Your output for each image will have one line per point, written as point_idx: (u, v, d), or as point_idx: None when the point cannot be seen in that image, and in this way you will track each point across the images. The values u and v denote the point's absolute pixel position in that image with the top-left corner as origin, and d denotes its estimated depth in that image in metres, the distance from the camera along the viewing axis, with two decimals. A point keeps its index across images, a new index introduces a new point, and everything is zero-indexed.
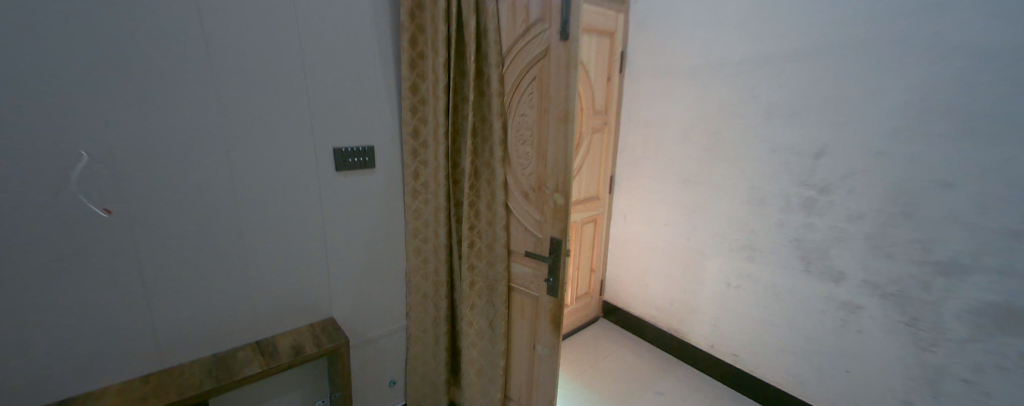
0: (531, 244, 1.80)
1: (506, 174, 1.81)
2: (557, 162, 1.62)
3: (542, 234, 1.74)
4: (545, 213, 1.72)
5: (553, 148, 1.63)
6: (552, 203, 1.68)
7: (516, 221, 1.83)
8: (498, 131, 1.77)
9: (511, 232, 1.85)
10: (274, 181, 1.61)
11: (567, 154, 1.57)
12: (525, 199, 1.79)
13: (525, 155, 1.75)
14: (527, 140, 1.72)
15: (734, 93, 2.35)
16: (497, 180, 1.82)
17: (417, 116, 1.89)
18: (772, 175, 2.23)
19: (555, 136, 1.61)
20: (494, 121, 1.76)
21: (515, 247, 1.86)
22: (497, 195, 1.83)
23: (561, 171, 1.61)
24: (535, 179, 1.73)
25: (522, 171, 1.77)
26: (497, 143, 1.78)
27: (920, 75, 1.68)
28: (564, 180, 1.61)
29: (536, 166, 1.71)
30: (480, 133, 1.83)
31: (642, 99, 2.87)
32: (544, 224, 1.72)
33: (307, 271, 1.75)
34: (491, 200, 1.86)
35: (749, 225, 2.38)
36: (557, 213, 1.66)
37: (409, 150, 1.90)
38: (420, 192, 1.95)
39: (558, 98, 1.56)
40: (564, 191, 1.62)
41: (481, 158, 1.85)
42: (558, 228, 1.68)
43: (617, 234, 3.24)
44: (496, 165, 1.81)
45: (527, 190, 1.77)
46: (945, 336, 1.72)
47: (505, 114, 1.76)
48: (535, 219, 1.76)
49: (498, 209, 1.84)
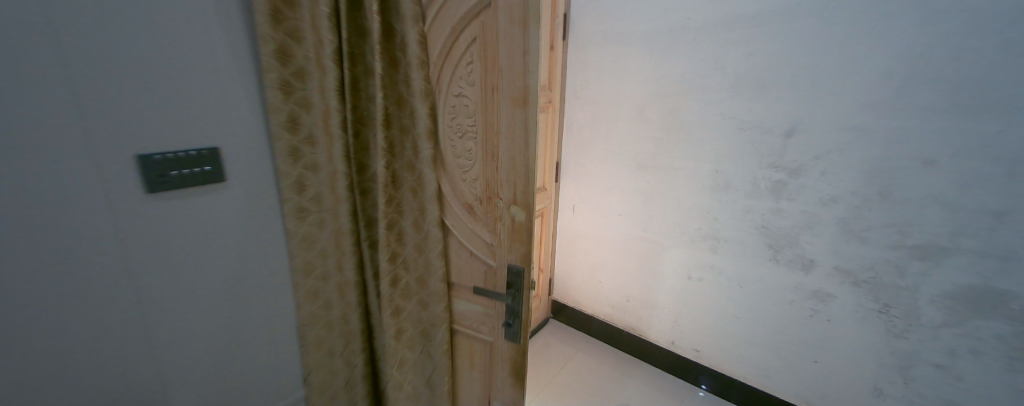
0: (481, 276, 1.29)
1: (441, 181, 1.26)
2: (514, 164, 1.13)
3: (496, 263, 1.24)
4: (499, 234, 1.21)
5: (508, 143, 1.12)
6: (508, 220, 1.19)
7: (458, 246, 1.30)
8: (425, 120, 1.20)
9: (451, 262, 1.33)
10: (15, 219, 0.88)
11: (528, 152, 1.09)
12: (469, 216, 1.26)
13: (468, 155, 1.21)
14: (468, 133, 1.19)
15: (696, 64, 2.05)
16: (429, 192, 1.26)
17: (293, 98, 1.18)
18: (736, 156, 2.02)
19: (509, 127, 1.10)
20: (419, 107, 1.19)
21: (458, 281, 1.34)
22: (429, 211, 1.28)
23: (521, 176, 1.13)
24: (481, 186, 1.21)
25: (462, 175, 1.24)
26: (426, 138, 1.21)
27: (905, 43, 1.54)
28: (525, 190, 1.13)
29: (485, 170, 1.20)
30: (396, 123, 1.24)
31: (590, 71, 2.47)
32: (498, 249, 1.23)
33: (118, 356, 1.06)
34: (421, 219, 1.30)
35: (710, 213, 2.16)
36: (517, 235, 1.18)
37: (283, 152, 1.20)
38: (307, 212, 1.28)
39: (512, 71, 1.05)
40: (525, 205, 1.15)
41: (402, 159, 1.27)
42: (519, 255, 1.19)
43: (568, 231, 2.85)
44: (425, 169, 1.24)
45: (472, 202, 1.25)
46: (918, 321, 1.68)
47: (434, 95, 1.19)
48: (485, 243, 1.25)
49: (431, 232, 1.28)
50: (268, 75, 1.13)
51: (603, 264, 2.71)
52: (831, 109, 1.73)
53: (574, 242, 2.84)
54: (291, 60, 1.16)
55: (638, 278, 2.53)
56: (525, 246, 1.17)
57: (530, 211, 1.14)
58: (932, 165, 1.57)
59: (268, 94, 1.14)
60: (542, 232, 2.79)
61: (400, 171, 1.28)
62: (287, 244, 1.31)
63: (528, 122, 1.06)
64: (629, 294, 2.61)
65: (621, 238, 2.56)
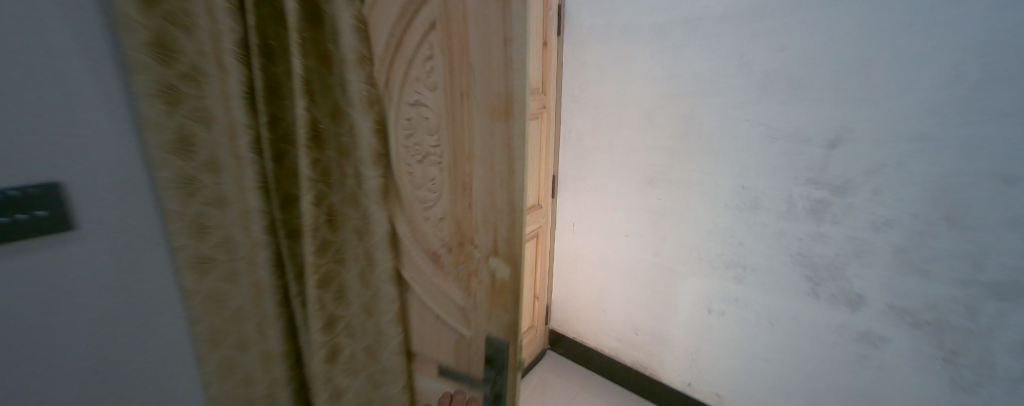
0: (452, 347, 0.96)
1: (397, 221, 0.93)
2: (494, 201, 0.80)
3: (472, 332, 0.92)
4: (474, 295, 0.90)
5: (484, 172, 0.80)
6: (486, 277, 0.86)
7: (422, 305, 0.98)
8: (371, 139, 0.86)
9: (415, 325, 1.00)
10: None
11: (512, 185, 0.77)
12: (434, 268, 0.94)
13: (432, 186, 0.88)
14: (432, 156, 0.86)
15: (715, 61, 1.74)
16: (379, 236, 0.92)
17: (180, 110, 0.84)
18: (768, 170, 1.70)
19: (484, 150, 0.79)
20: (361, 120, 0.85)
21: (422, 351, 1.01)
22: (381, 261, 0.94)
23: (504, 218, 0.80)
24: (451, 227, 0.89)
25: (424, 213, 0.91)
26: (372, 163, 0.88)
27: (977, 33, 1.24)
28: (507, 236, 0.81)
29: (455, 208, 0.87)
30: (332, 142, 0.89)
31: (590, 72, 2.15)
32: (472, 315, 0.91)
33: None
34: (371, 271, 0.96)
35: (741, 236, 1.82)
36: (498, 298, 0.85)
37: (170, 185, 0.86)
38: (209, 265, 0.94)
39: (488, 72, 0.73)
40: (509, 257, 0.82)
41: (342, 191, 0.92)
42: (501, 325, 0.87)
43: (570, 253, 2.51)
44: (374, 206, 0.90)
45: (438, 250, 0.92)
46: (994, 373, 1.37)
47: (381, 104, 0.85)
48: (455, 304, 0.93)
49: (383, 289, 0.95)
50: (135, 77, 0.78)
51: (605, 291, 2.39)
52: (884, 113, 1.42)
53: (578, 266, 2.49)
54: (171, 55, 0.80)
55: (646, 308, 2.22)
56: (508, 312, 0.85)
57: (515, 266, 0.82)
58: (1013, 184, 1.26)
59: (139, 104, 0.80)
60: (536, 256, 2.45)
61: (339, 208, 0.93)
62: (182, 307, 0.96)
63: (511, 142, 0.74)
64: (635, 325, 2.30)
65: (626, 262, 2.25)
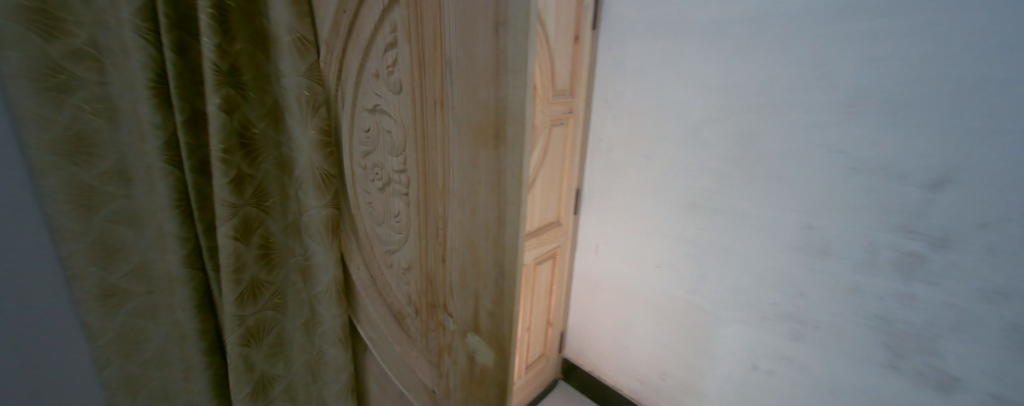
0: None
1: (349, 256, 0.76)
2: (477, 261, 0.54)
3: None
4: (447, 376, 0.65)
5: (462, 216, 0.54)
6: (462, 356, 0.61)
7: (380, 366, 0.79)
8: (314, 153, 0.68)
9: (371, 377, 0.86)
10: None
11: (500, 243, 0.50)
12: (397, 328, 0.72)
13: (395, 225, 0.64)
14: (394, 186, 0.61)
15: (865, 39, 1.06)
16: (326, 271, 0.76)
17: (72, 99, 0.64)
18: (852, 206, 1.15)
19: (464, 185, 0.53)
20: (299, 130, 0.67)
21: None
22: (325, 305, 0.79)
23: (488, 284, 0.54)
24: (421, 283, 0.64)
25: (386, 258, 0.69)
26: (319, 185, 0.70)
27: None
28: (491, 310, 0.54)
29: (424, 259, 0.62)
30: (268, 156, 0.72)
31: (650, 56, 1.55)
32: (443, 400, 0.67)
33: None
34: (317, 314, 0.81)
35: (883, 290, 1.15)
36: (477, 390, 0.60)
37: (61, 196, 0.68)
38: (118, 300, 0.77)
39: (469, 77, 0.47)
40: (493, 339, 0.55)
41: (282, 219, 0.76)
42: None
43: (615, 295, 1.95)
44: (315, 238, 0.75)
45: (403, 307, 0.69)
46: None
47: (326, 106, 0.66)
48: (423, 383, 0.69)
49: (331, 336, 0.81)
50: (10, 54, 0.59)
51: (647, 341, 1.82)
52: None
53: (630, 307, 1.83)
54: (60, 29, 0.61)
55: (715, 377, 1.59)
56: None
57: (500, 353, 0.55)
58: None
59: (16, 91, 0.61)
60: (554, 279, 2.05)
61: (272, 238, 0.75)
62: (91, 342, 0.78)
63: (502, 182, 0.48)
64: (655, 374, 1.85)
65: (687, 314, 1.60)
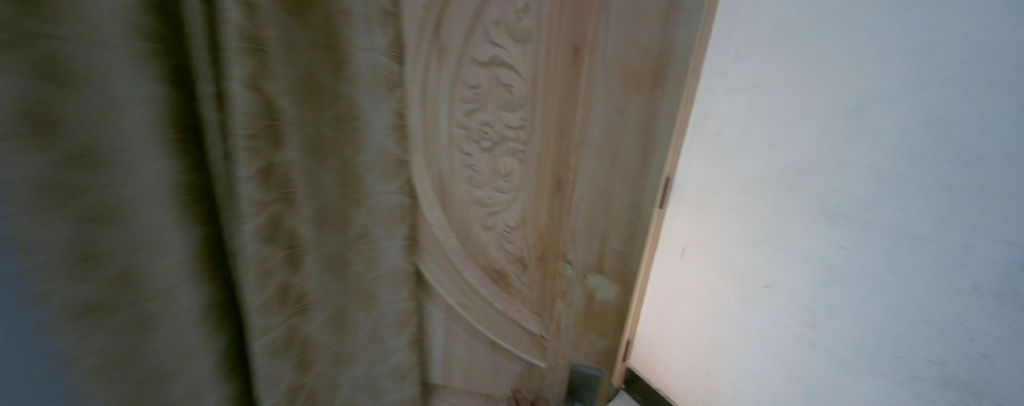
0: (515, 368, 0.72)
1: (434, 237, 0.59)
2: (608, 207, 0.54)
3: (548, 363, 0.68)
4: (557, 321, 0.65)
5: (597, 166, 0.52)
6: (579, 298, 0.62)
7: (459, 324, 0.68)
8: (392, 142, 0.52)
9: (452, 362, 0.72)
10: None
11: (640, 184, 0.52)
12: (496, 289, 0.64)
13: (502, 185, 0.57)
14: (510, 143, 0.54)
15: None
16: (397, 270, 0.59)
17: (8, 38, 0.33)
18: None
19: (602, 134, 0.51)
20: (374, 116, 0.50)
21: (467, 385, 0.74)
22: (394, 296, 0.60)
23: (621, 225, 0.55)
24: (534, 239, 0.60)
25: (484, 221, 0.60)
26: (389, 170, 0.53)
27: None
28: (619, 251, 0.57)
29: (540, 217, 0.58)
30: (298, 136, 0.45)
31: None
32: (551, 349, 0.67)
33: None
34: (382, 315, 0.60)
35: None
36: (595, 323, 0.63)
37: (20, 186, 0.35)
38: (106, 317, 0.41)
39: (630, 14, 0.46)
40: (621, 274, 0.58)
41: (331, 228, 0.52)
42: (593, 350, 0.66)
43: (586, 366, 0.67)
44: (384, 235, 0.56)
45: (504, 265, 0.63)
46: None
47: (416, 88, 0.51)
48: (527, 333, 0.67)
49: (399, 331, 0.63)
50: None
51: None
52: None
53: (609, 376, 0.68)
54: None
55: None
56: (608, 338, 0.64)
57: (627, 289, 0.59)
58: None
59: None
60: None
61: (310, 253, 0.50)
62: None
63: (652, 126, 0.48)
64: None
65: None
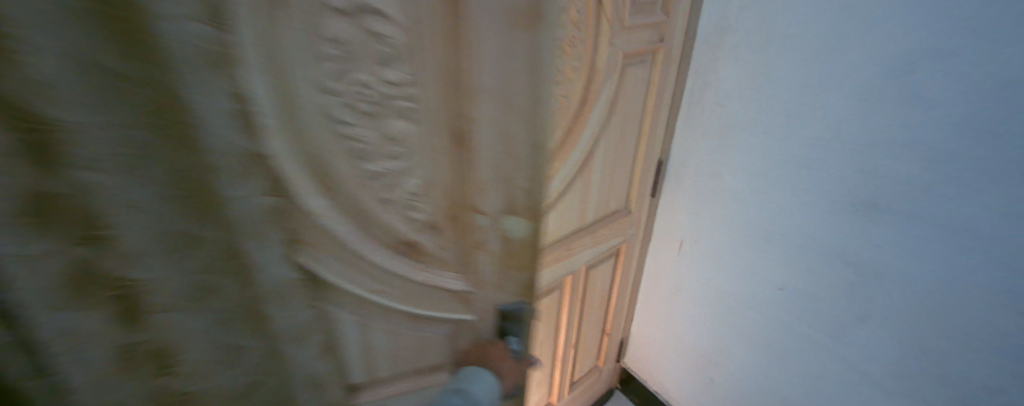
0: (443, 331, 0.62)
1: (324, 228, 0.45)
2: (510, 152, 0.45)
3: (477, 314, 0.59)
4: (477, 275, 0.55)
5: (494, 111, 0.42)
6: (493, 241, 0.52)
7: (376, 312, 0.56)
8: (238, 136, 0.34)
9: (373, 354, 0.59)
10: None
11: (536, 121, 0.45)
12: (408, 262, 0.53)
13: (396, 152, 0.44)
14: (397, 102, 0.41)
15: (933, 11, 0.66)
16: (286, 284, 0.43)
17: None
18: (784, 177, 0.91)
19: (495, 75, 0.40)
20: (212, 110, 0.31)
21: (395, 371, 0.63)
22: (290, 311, 0.45)
23: (524, 163, 0.47)
24: (441, 196, 0.48)
25: (378, 193, 0.46)
26: (248, 167, 0.35)
27: None
28: (527, 189, 0.49)
29: (441, 175, 0.47)
30: (93, 150, 0.28)
31: None
32: (479, 303, 0.58)
33: None
34: (277, 332, 0.44)
35: (910, 314, 0.80)
36: (513, 263, 0.55)
37: None
38: None
39: None
40: (532, 208, 0.51)
41: (181, 255, 0.35)
42: (517, 285, 0.58)
43: (512, 303, 0.58)
44: (260, 252, 0.39)
45: (412, 235, 0.51)
46: None
47: (258, 61, 0.33)
48: (450, 293, 0.57)
49: (302, 343, 0.48)
50: None
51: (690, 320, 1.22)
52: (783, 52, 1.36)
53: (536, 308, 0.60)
54: None
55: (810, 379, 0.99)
56: (529, 273, 0.57)
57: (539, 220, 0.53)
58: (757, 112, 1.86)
59: None
60: (610, 287, 1.24)
61: (150, 293, 0.34)
62: None
63: (539, 62, 0.42)
64: (707, 363, 1.22)
65: (749, 284, 1.05)
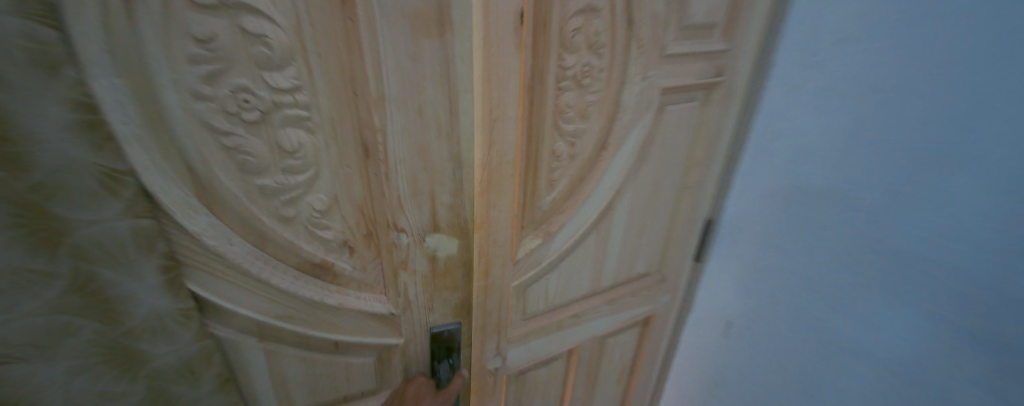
0: (368, 356, 0.55)
1: (210, 251, 0.38)
2: (428, 166, 0.43)
3: (405, 336, 0.56)
4: (400, 296, 0.51)
5: (406, 121, 0.39)
6: (420, 262, 0.50)
7: (286, 339, 0.48)
8: (88, 149, 0.30)
9: (288, 384, 0.51)
10: None
11: (455, 136, 0.43)
12: (320, 284, 0.46)
13: (294, 165, 0.38)
14: (286, 110, 0.35)
15: None
16: (168, 318, 0.37)
17: None
18: (850, 284, 0.62)
19: (400, 84, 0.37)
20: (52, 124, 0.28)
21: (317, 400, 0.54)
22: (172, 344, 0.38)
23: (446, 179, 0.45)
24: (354, 208, 0.43)
25: (273, 208, 0.39)
26: (112, 190, 0.32)
27: None
28: (451, 205, 0.47)
29: (354, 191, 0.42)
30: None
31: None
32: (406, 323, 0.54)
33: None
34: (155, 373, 0.38)
35: (992, 362, 0.48)
36: (443, 281, 0.53)
37: None
38: None
39: None
40: (459, 226, 0.49)
41: (21, 292, 0.30)
42: (448, 306, 0.57)
43: (444, 324, 0.58)
44: (129, 285, 0.34)
45: (326, 256, 0.45)
46: None
47: (102, 62, 0.28)
48: (375, 317, 0.52)
49: (195, 379, 0.41)
50: None
51: None
52: None
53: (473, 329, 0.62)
54: None
55: None
56: (460, 290, 0.57)
57: (467, 239, 0.51)
58: None
59: None
60: (631, 364, 1.00)
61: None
62: None
63: (452, 70, 0.39)
64: None
65: (796, 389, 0.74)
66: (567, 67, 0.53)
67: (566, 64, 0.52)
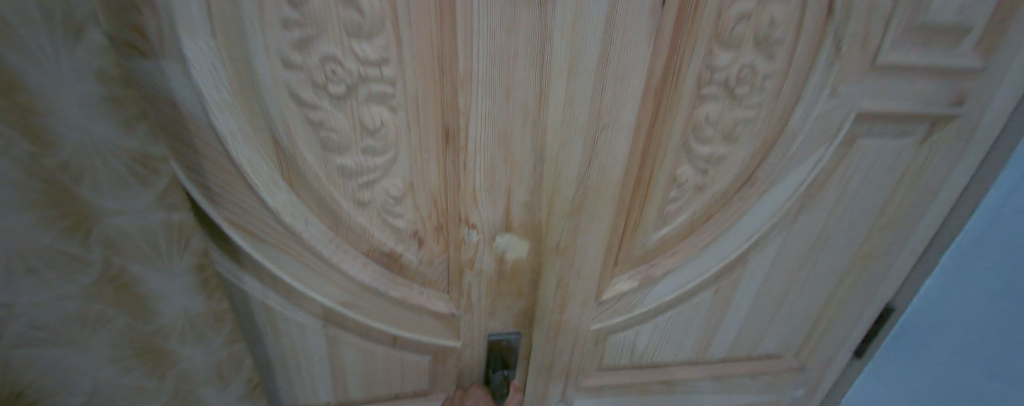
0: (425, 358, 0.50)
1: (286, 227, 0.38)
2: (509, 157, 0.39)
3: (463, 341, 0.50)
4: (463, 297, 0.46)
5: (492, 106, 0.36)
6: (487, 263, 0.44)
7: (347, 326, 0.46)
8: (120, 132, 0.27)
9: (344, 372, 0.48)
10: None
11: (542, 126, 0.38)
12: (385, 274, 0.43)
13: (373, 146, 0.36)
14: (371, 85, 0.34)
15: None
16: (198, 318, 0.35)
17: None
18: None
19: (490, 62, 0.34)
20: (72, 99, 0.25)
21: (370, 395, 0.51)
22: (202, 347, 0.36)
23: (526, 173, 0.40)
24: (427, 191, 0.40)
25: (350, 186, 0.38)
26: (142, 179, 0.29)
27: None
28: (527, 204, 0.42)
29: (429, 178, 0.39)
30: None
31: None
32: (465, 327, 0.49)
33: None
34: (184, 374, 0.35)
35: None
36: (509, 286, 0.47)
37: None
38: None
39: None
40: (534, 227, 0.44)
41: (56, 279, 0.27)
42: (510, 314, 0.49)
43: (504, 331, 0.50)
44: (156, 282, 0.32)
45: (394, 244, 0.42)
46: None
47: (201, 20, 0.29)
48: (434, 316, 0.47)
49: (222, 385, 0.38)
50: None
51: None
52: None
53: (536, 346, 0.52)
54: None
55: None
56: (528, 300, 0.49)
57: (539, 242, 0.45)
58: None
59: None
60: None
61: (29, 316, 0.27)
62: None
63: (548, 50, 0.34)
64: None
65: None
66: (718, 69, 0.40)
67: (718, 64, 0.40)
